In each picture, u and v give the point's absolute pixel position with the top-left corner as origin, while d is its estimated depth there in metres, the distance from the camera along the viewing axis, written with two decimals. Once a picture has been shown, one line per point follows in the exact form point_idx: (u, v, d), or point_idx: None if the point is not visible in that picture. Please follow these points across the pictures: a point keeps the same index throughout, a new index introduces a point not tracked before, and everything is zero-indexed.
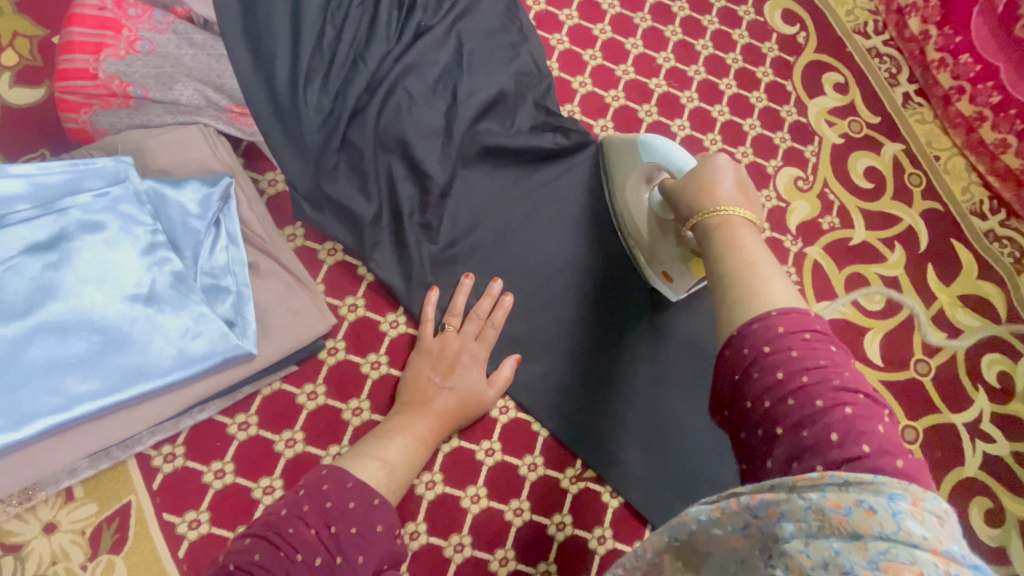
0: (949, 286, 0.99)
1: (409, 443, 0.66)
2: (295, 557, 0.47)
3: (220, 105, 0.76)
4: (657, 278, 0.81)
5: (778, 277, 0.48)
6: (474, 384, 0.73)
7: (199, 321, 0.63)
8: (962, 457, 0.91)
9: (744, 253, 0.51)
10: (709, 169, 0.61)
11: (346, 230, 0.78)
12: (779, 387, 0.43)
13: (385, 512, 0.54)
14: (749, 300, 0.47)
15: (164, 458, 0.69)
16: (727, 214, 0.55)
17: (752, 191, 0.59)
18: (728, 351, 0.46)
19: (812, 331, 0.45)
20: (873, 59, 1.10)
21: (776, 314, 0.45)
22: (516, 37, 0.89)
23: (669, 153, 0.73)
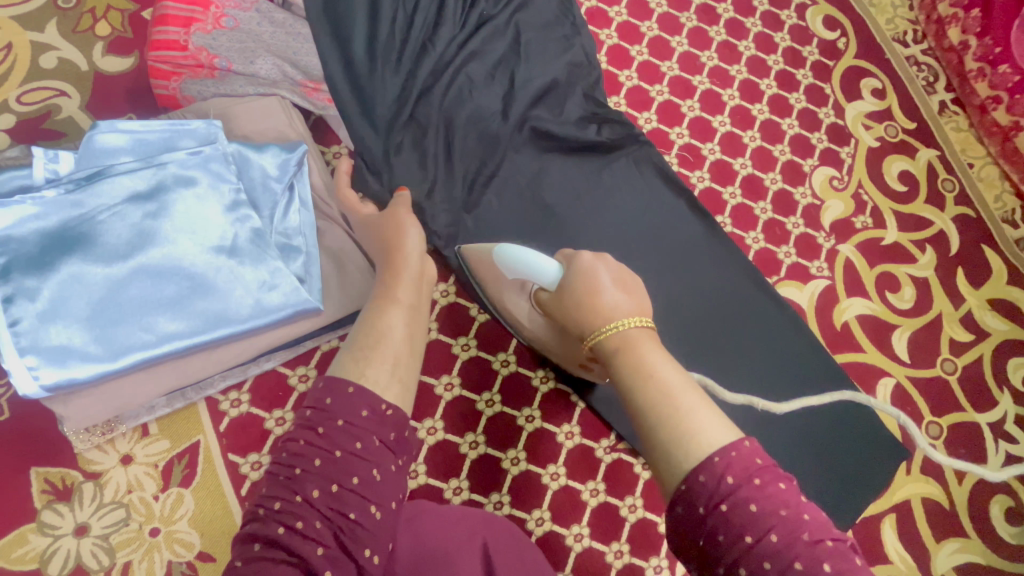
0: (978, 289, 1.01)
1: (398, 313, 0.57)
2: (295, 472, 0.43)
3: (295, 80, 0.81)
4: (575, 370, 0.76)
5: (702, 405, 0.47)
6: (410, 232, 0.65)
7: (275, 275, 0.68)
8: (986, 456, 0.93)
9: (659, 384, 0.49)
10: (582, 280, 0.59)
11: (403, 203, 0.81)
12: (721, 471, 0.43)
13: (363, 394, 0.47)
14: (686, 447, 0.45)
15: (230, 403, 0.74)
16: (622, 329, 0.53)
17: (634, 284, 0.58)
18: (681, 507, 0.44)
19: (758, 471, 0.43)
20: (911, 67, 1.13)
21: (718, 459, 0.43)
22: (570, 29, 0.93)
23: (529, 262, 0.65)
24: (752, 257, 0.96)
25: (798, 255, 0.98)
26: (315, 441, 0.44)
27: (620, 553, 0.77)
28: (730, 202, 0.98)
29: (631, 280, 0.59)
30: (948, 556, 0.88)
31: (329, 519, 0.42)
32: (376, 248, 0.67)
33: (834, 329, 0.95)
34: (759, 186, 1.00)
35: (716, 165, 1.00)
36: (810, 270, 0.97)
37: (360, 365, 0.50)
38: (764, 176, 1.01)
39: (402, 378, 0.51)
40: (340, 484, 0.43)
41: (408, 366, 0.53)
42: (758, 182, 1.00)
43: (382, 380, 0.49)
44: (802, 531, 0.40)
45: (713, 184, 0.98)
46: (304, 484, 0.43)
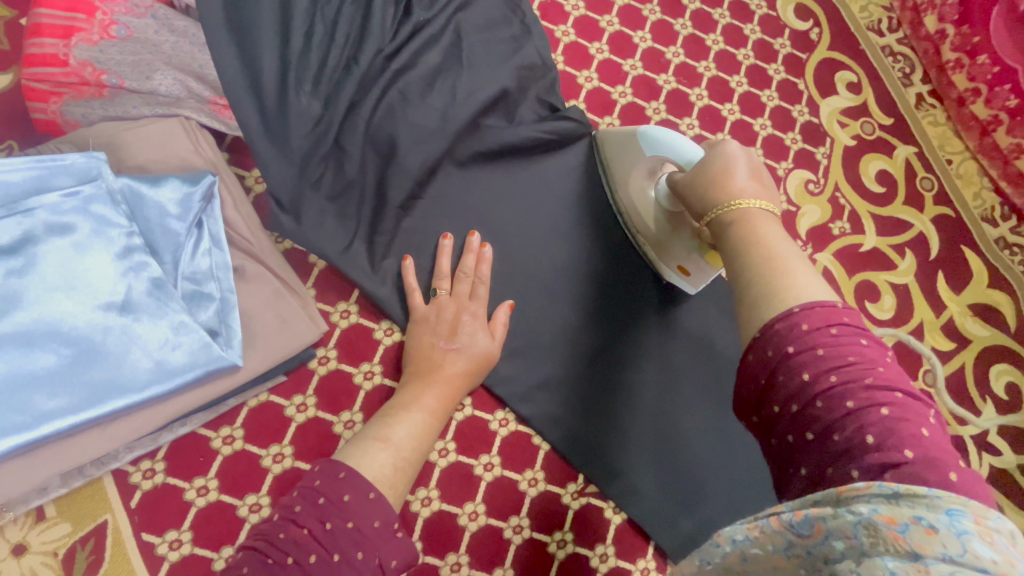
0: (960, 294, 0.97)
1: (417, 417, 0.63)
2: (285, 561, 0.45)
3: (202, 96, 0.70)
4: (671, 273, 0.79)
5: (803, 270, 0.45)
6: (481, 343, 0.70)
7: (179, 332, 0.59)
8: (970, 470, 0.89)
9: (764, 249, 0.47)
10: (719, 161, 0.57)
11: (330, 241, 0.71)
12: (796, 320, 0.42)
13: (381, 506, 0.50)
14: (778, 298, 0.44)
15: (142, 474, 0.65)
16: (745, 205, 0.51)
17: (768, 180, 0.55)
18: (751, 355, 0.44)
19: (838, 325, 0.42)
20: (887, 58, 1.07)
21: (799, 310, 0.42)
22: (518, 29, 0.84)
23: (675, 146, 0.70)
24: None
25: None
26: (316, 536, 0.47)
27: None
28: None
29: (768, 177, 0.55)
30: None
31: None
32: (416, 346, 0.70)
33: None
34: None
35: None
36: None
37: (371, 450, 0.56)
38: None
39: (398, 478, 0.57)
40: None
41: (412, 468, 0.59)
42: None
43: (381, 469, 0.55)
44: (882, 405, 0.38)
45: None
46: None
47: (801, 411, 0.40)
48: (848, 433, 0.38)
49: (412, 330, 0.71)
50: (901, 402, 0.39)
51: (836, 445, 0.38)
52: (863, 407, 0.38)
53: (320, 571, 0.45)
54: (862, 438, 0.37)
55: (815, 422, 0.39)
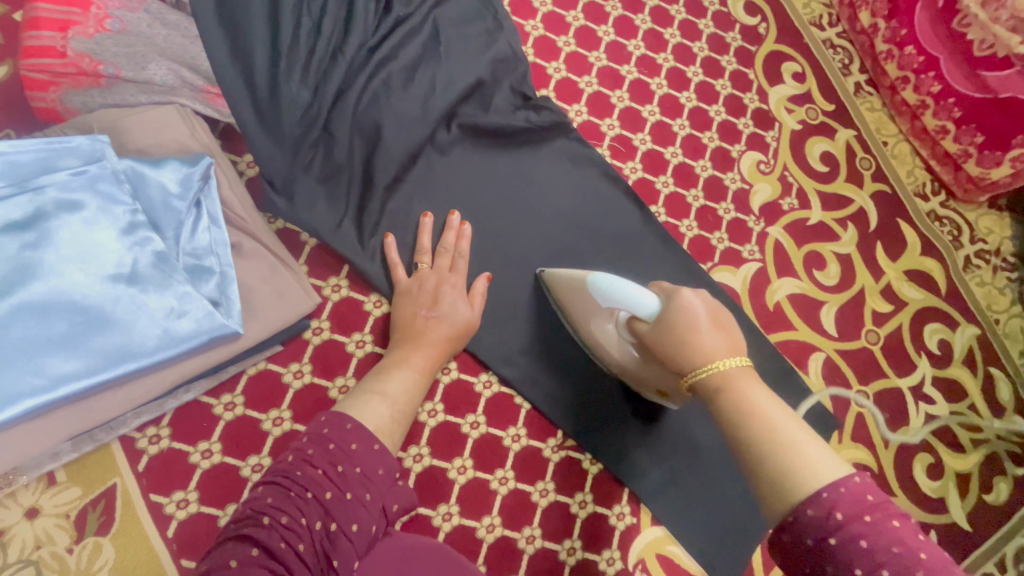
0: (896, 262, 1.07)
1: (408, 376, 0.68)
2: (305, 495, 0.50)
3: (196, 86, 0.75)
4: (652, 395, 0.79)
5: (804, 442, 0.48)
6: (461, 311, 0.76)
7: (183, 301, 0.63)
8: (908, 418, 0.99)
9: (762, 420, 0.50)
10: (680, 317, 0.59)
11: (321, 220, 0.77)
12: (826, 506, 0.44)
13: (384, 457, 0.56)
14: (788, 493, 0.46)
15: (148, 440, 0.69)
16: (724, 367, 0.54)
17: (728, 320, 0.59)
18: (786, 534, 0.46)
19: (866, 510, 0.43)
20: (828, 50, 1.17)
21: (827, 496, 0.44)
22: (492, 23, 0.91)
23: (627, 294, 0.68)
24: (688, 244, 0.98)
25: (730, 240, 1.00)
26: (330, 477, 0.52)
27: (573, 550, 0.78)
28: (664, 190, 0.99)
29: (727, 318, 0.59)
30: None
31: (317, 549, 0.48)
32: (401, 315, 0.76)
33: (767, 310, 0.98)
34: (691, 174, 1.01)
35: (649, 155, 1.00)
36: (742, 254, 1.00)
37: (369, 403, 0.62)
38: (695, 164, 1.02)
39: (394, 427, 0.62)
40: (339, 523, 0.50)
41: (405, 419, 0.65)
42: (690, 170, 1.01)
43: (379, 418, 0.61)
44: (894, 544, 0.41)
45: (646, 174, 0.99)
46: (310, 512, 0.49)
47: (818, 544, 0.44)
48: (868, 568, 0.41)
49: (397, 301, 0.77)
50: (897, 525, 0.43)
51: (856, 575, 0.41)
52: (868, 539, 0.42)
53: (335, 506, 0.50)
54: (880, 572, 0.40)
55: (829, 547, 0.43)
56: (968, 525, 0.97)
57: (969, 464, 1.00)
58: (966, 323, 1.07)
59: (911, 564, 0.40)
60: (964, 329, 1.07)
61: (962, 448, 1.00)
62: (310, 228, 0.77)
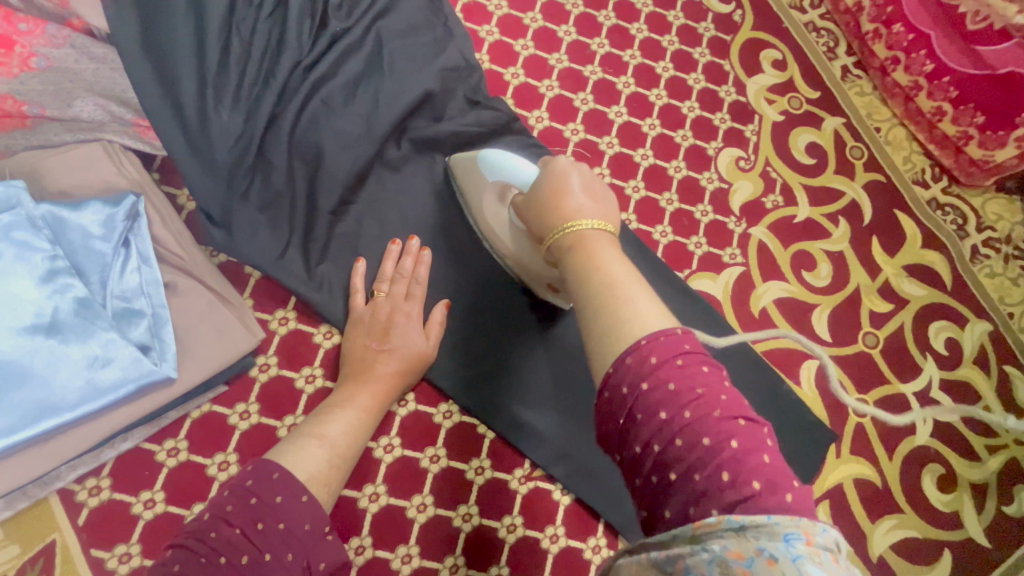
0: (894, 257, 0.99)
1: (350, 415, 0.66)
2: (218, 560, 0.46)
3: (125, 119, 0.73)
4: (543, 292, 0.77)
5: (642, 296, 0.47)
6: (415, 341, 0.72)
7: (108, 348, 0.61)
8: (914, 426, 0.92)
9: (608, 276, 0.49)
10: (554, 181, 0.61)
11: (263, 250, 0.73)
12: (645, 353, 0.43)
13: (313, 508, 0.53)
14: (619, 334, 0.45)
15: (88, 492, 0.66)
16: (582, 228, 0.54)
17: (603, 192, 0.59)
18: (608, 392, 0.45)
19: (683, 354, 0.44)
20: (810, 34, 1.10)
21: (646, 342, 0.44)
22: (441, 32, 0.87)
23: (511, 168, 0.70)
24: (662, 252, 0.92)
25: (709, 245, 0.94)
26: (246, 538, 0.49)
27: None
28: (634, 196, 0.93)
29: (602, 189, 0.59)
30: (885, 534, 0.86)
31: None
32: (350, 348, 0.72)
33: (752, 316, 0.92)
34: (663, 176, 0.95)
35: (616, 159, 0.94)
36: (723, 258, 0.93)
37: (306, 447, 0.60)
38: (667, 165, 0.96)
39: (332, 474, 0.60)
40: None
41: (345, 464, 0.63)
42: (662, 172, 0.95)
43: (315, 466, 0.58)
44: (714, 409, 0.42)
45: (614, 179, 0.93)
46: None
47: (664, 449, 0.42)
48: (672, 393, 0.42)
49: (348, 332, 0.73)
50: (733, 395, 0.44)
51: (658, 419, 0.42)
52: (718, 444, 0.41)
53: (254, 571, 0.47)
54: (699, 441, 0.41)
55: (678, 462, 0.41)
56: (987, 542, 0.88)
57: (985, 473, 0.91)
58: (977, 319, 0.99)
59: (720, 407, 0.42)
60: (974, 326, 0.99)
61: (977, 456, 0.92)
62: (251, 259, 0.73)
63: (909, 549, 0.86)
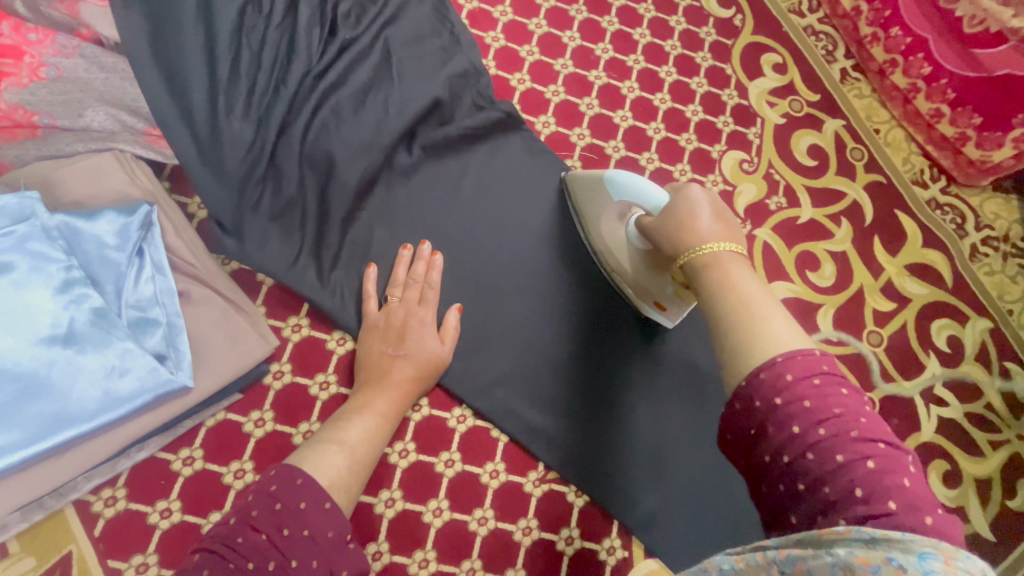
0: (896, 256, 1.01)
1: (369, 420, 0.66)
2: (245, 566, 0.47)
3: (136, 129, 0.72)
4: (649, 308, 0.80)
5: (778, 318, 0.48)
6: (429, 346, 0.73)
7: (125, 358, 0.60)
8: (919, 423, 0.93)
9: (739, 293, 0.50)
10: (685, 206, 0.60)
11: (275, 258, 0.74)
12: (780, 370, 0.45)
13: (335, 516, 0.54)
14: (753, 347, 0.47)
15: (104, 502, 0.66)
16: (714, 249, 0.54)
17: (731, 218, 0.59)
18: (739, 404, 0.47)
19: (820, 374, 0.45)
20: (809, 37, 1.12)
21: (781, 360, 0.45)
22: (449, 40, 0.87)
23: (641, 189, 0.69)
24: None
25: None
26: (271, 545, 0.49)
27: None
28: None
29: (731, 217, 0.59)
30: None
31: None
32: (365, 354, 0.73)
33: None
34: (669, 180, 0.96)
35: (623, 163, 0.95)
36: None
37: (325, 454, 0.60)
38: (673, 168, 0.97)
39: (352, 480, 0.60)
40: None
41: (365, 469, 0.63)
42: (668, 175, 0.96)
43: (336, 471, 0.59)
44: (852, 429, 0.42)
45: None
46: None
47: (793, 462, 0.43)
48: (819, 453, 0.42)
49: (363, 337, 0.74)
50: (884, 453, 0.42)
51: (805, 462, 0.43)
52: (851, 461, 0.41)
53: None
54: (833, 458, 0.42)
55: (807, 473, 0.43)
56: (992, 536, 0.90)
57: (989, 468, 0.93)
58: (977, 317, 1.01)
59: (864, 453, 0.41)
60: (975, 323, 1.00)
61: (980, 452, 0.94)
62: (263, 268, 0.73)
63: None
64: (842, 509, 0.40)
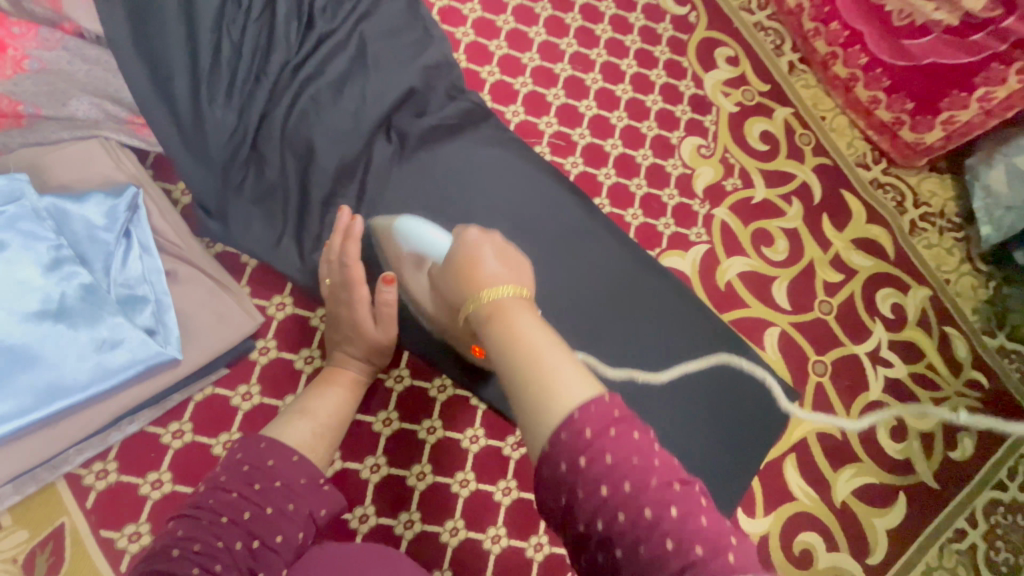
0: (843, 232, 1.09)
1: (336, 392, 0.70)
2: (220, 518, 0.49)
3: (120, 117, 0.76)
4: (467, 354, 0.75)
5: (566, 364, 0.42)
6: (367, 324, 0.71)
7: (115, 332, 0.63)
8: (868, 383, 1.01)
9: (524, 344, 0.44)
10: (467, 253, 0.59)
11: (258, 239, 0.78)
12: (579, 426, 0.39)
13: (306, 465, 0.56)
14: (546, 414, 0.40)
15: (96, 476, 0.68)
16: (496, 295, 0.50)
17: (515, 259, 0.57)
18: (546, 469, 0.39)
19: (616, 422, 0.39)
20: (759, 33, 1.20)
21: (578, 413, 0.39)
22: (421, 33, 0.92)
23: (429, 240, 0.71)
24: (634, 233, 0.99)
25: (677, 225, 1.01)
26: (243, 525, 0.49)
27: (540, 546, 0.78)
28: (606, 182, 1.00)
29: (514, 255, 0.58)
30: (846, 482, 0.94)
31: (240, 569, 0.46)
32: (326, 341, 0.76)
33: (718, 289, 1.00)
34: (632, 164, 1.02)
35: (589, 149, 1.01)
36: (690, 237, 1.01)
37: (289, 422, 0.63)
38: (635, 153, 1.03)
39: (320, 443, 0.63)
40: (261, 538, 0.49)
41: (335, 434, 0.66)
42: (631, 160, 1.03)
43: (302, 435, 0.61)
44: (651, 474, 0.38)
45: (587, 168, 1.00)
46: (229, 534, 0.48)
47: (607, 526, 0.37)
48: (627, 511, 0.37)
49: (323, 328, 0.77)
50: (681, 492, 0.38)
51: (616, 525, 0.37)
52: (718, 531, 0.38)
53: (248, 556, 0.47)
54: (661, 535, 0.36)
55: (621, 539, 0.37)
56: (936, 485, 0.98)
57: (932, 423, 1.01)
58: (918, 286, 1.09)
59: (667, 499, 0.37)
60: (916, 292, 1.09)
61: (924, 408, 1.02)
62: (248, 248, 0.78)
63: (867, 494, 0.95)
64: (657, 573, 0.35)
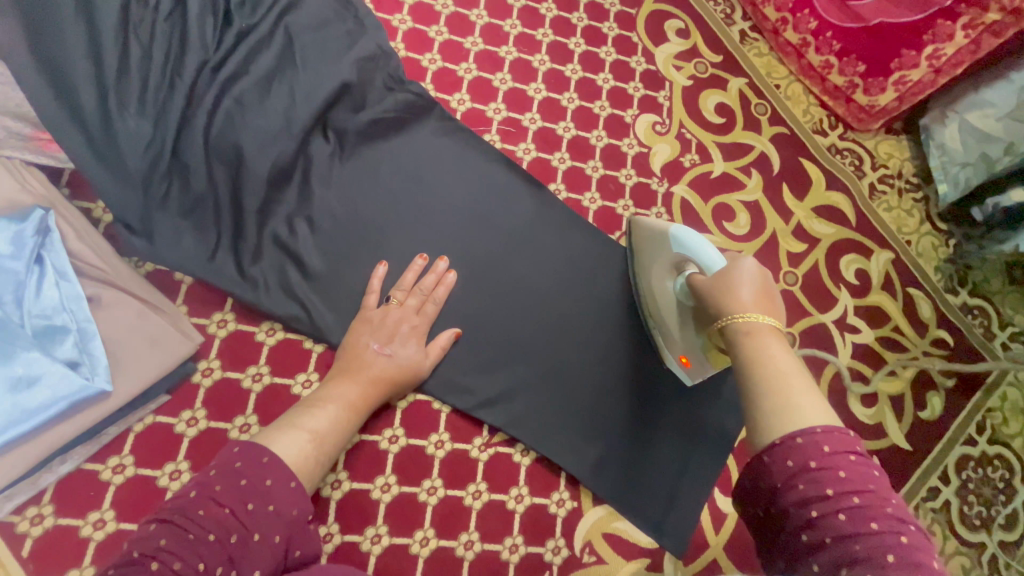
0: (803, 201, 1.08)
1: (332, 411, 0.66)
2: (204, 537, 0.44)
3: (23, 134, 0.70)
4: (673, 359, 0.82)
5: (810, 398, 0.46)
6: (411, 353, 0.75)
7: (31, 367, 0.59)
8: (836, 351, 1.01)
9: (769, 369, 0.48)
10: (728, 278, 0.61)
11: (190, 254, 0.73)
12: (820, 441, 0.43)
13: (301, 494, 0.52)
14: (783, 410, 0.45)
15: (30, 522, 0.64)
16: (750, 319, 0.53)
17: (776, 297, 0.57)
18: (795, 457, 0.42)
19: (856, 451, 0.43)
20: (708, 3, 1.17)
21: (821, 431, 0.43)
22: (352, 23, 0.86)
23: (699, 250, 0.69)
24: (593, 218, 0.96)
25: (636, 206, 0.99)
26: (225, 548, 0.45)
27: (515, 547, 0.77)
28: (560, 167, 0.97)
29: (778, 299, 0.57)
30: None
31: None
32: (345, 350, 0.74)
33: None
34: (586, 146, 0.99)
35: (540, 134, 0.98)
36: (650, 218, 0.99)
37: (295, 433, 0.59)
38: (589, 135, 1.00)
39: (315, 468, 0.59)
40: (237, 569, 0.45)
41: (328, 457, 0.62)
42: (585, 142, 1.00)
43: (298, 450, 0.58)
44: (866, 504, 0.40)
45: (540, 154, 0.97)
46: (208, 556, 0.44)
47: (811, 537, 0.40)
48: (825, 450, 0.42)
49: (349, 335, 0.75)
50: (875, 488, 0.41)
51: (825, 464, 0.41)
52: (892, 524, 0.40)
53: None
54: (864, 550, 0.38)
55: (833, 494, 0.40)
56: (909, 446, 0.98)
57: (902, 385, 1.01)
58: (881, 250, 1.09)
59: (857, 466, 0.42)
60: (879, 256, 1.08)
61: (893, 371, 1.02)
62: (179, 264, 0.72)
63: None
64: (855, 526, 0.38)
